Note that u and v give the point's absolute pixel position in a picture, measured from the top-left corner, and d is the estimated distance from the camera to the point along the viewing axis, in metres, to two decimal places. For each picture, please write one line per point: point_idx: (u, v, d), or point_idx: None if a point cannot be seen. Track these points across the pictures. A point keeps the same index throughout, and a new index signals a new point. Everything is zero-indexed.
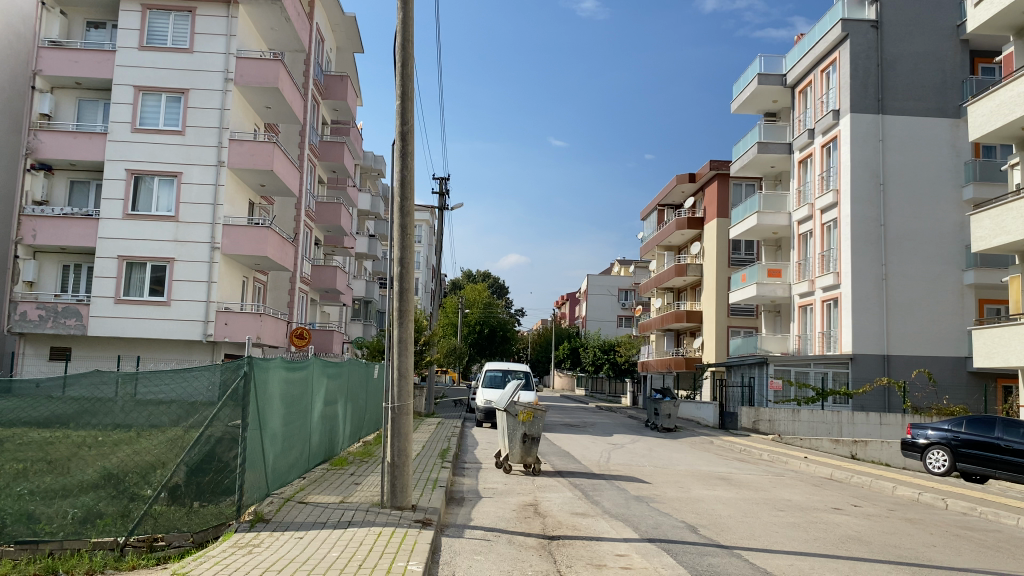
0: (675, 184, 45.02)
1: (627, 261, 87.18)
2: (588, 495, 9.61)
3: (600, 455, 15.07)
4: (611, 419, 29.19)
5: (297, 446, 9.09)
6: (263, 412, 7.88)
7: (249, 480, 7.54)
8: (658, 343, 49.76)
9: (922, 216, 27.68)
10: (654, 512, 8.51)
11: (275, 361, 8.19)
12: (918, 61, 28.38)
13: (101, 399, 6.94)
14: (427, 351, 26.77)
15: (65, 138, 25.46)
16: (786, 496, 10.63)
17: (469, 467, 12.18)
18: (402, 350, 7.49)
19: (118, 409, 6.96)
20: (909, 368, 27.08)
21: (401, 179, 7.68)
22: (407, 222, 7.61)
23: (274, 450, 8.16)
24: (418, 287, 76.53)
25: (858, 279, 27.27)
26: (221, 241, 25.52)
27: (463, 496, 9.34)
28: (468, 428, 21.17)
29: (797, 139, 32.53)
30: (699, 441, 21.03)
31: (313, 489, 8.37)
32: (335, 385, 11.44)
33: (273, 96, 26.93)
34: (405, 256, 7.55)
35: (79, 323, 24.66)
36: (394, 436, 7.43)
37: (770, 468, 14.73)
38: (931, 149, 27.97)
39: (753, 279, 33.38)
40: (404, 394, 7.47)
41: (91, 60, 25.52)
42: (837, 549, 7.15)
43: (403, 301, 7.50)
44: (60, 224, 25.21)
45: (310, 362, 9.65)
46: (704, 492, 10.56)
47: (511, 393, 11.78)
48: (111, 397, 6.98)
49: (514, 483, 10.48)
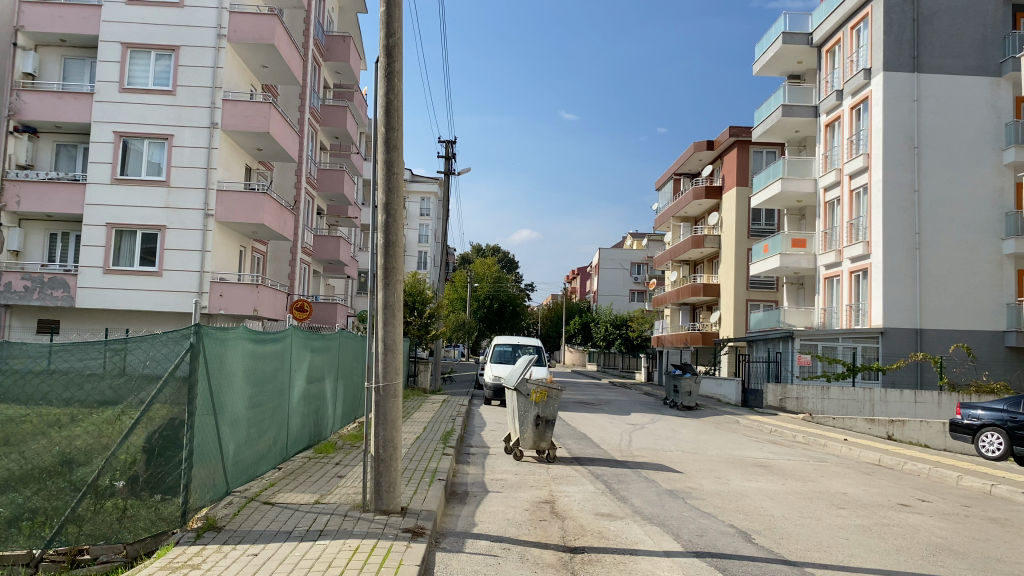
0: (692, 152, 43.29)
1: (639, 236, 85.48)
2: (613, 489, 8.19)
3: (621, 437, 13.62)
4: (628, 396, 27.85)
5: (270, 430, 7.68)
6: (225, 394, 6.40)
7: (198, 476, 5.95)
8: (674, 317, 48.31)
9: (960, 181, 26.00)
10: (695, 513, 7.11)
11: (242, 330, 6.72)
12: (956, 15, 26.58)
13: (86, 372, 5.70)
14: (433, 324, 25.36)
15: (50, 98, 24.01)
16: (842, 489, 9.20)
17: (475, 453, 10.75)
18: (388, 319, 6.06)
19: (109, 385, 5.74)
20: (945, 343, 25.53)
21: (386, 105, 6.19)
22: (394, 157, 6.15)
23: (237, 439, 6.69)
24: (426, 261, 75.17)
25: (889, 248, 25.69)
26: (215, 208, 24.07)
27: (466, 491, 7.93)
28: (476, 407, 19.81)
29: (824, 101, 30.75)
30: (723, 420, 19.61)
31: (286, 486, 6.96)
32: (322, 359, 10.05)
33: (270, 54, 25.33)
34: (392, 203, 6.09)
35: (66, 295, 23.39)
36: (379, 424, 6.00)
37: (808, 452, 13.33)
38: (968, 110, 26.27)
39: (776, 250, 31.80)
40: (393, 373, 6.06)
41: (76, 15, 24.02)
42: (930, 565, 5.75)
43: (389, 259, 6.05)
44: (45, 189, 23.82)
45: (287, 333, 8.23)
46: (747, 484, 9.12)
47: (523, 369, 10.39)
48: (98, 371, 5.74)
49: (526, 473, 9.10)
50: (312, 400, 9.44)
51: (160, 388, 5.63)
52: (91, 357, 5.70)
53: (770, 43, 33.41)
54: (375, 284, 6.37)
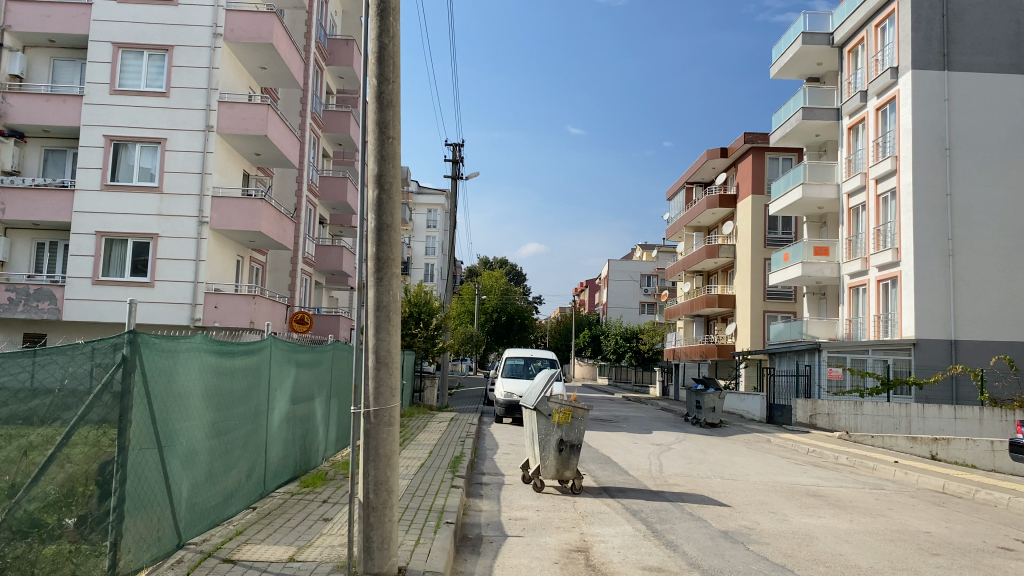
0: (706, 160, 41.94)
1: (649, 247, 84.07)
2: (657, 532, 6.84)
3: (649, 461, 12.22)
4: (646, 412, 26.51)
5: (240, 460, 6.33)
6: (176, 419, 5.09)
7: (133, 529, 4.52)
8: (687, 329, 46.89)
9: (994, 184, 24.67)
10: (765, 566, 5.76)
11: (200, 339, 5.42)
12: (988, 10, 25.31)
13: (33, 389, 4.01)
14: (440, 337, 24.00)
15: (37, 101, 22.83)
16: (921, 528, 7.83)
17: (488, 483, 9.39)
18: (381, 323, 4.70)
19: (62, 407, 4.15)
20: (985, 356, 24.03)
21: (378, 53, 4.86)
22: (388, 118, 4.84)
23: (192, 478, 5.34)
24: (432, 273, 74.11)
25: (920, 255, 24.25)
26: (210, 215, 22.82)
27: (479, 535, 6.58)
28: (486, 426, 18.47)
29: (846, 103, 29.45)
30: (753, 439, 18.21)
31: (256, 534, 5.64)
32: (310, 376, 8.71)
33: (269, 54, 24.15)
34: (387, 172, 4.80)
35: (53, 307, 22.11)
36: (368, 459, 4.65)
37: (860, 477, 11.94)
38: (1002, 111, 24.98)
39: (797, 259, 30.45)
40: (391, 396, 4.74)
41: (65, 15, 22.91)
42: None
43: (382, 247, 4.75)
44: (32, 197, 22.63)
45: (265, 345, 6.93)
46: (809, 522, 7.75)
47: (543, 387, 9.07)
48: (52, 388, 4.10)
49: (550, 509, 7.74)
50: (297, 425, 8.07)
51: (91, 410, 4.26)
52: (48, 373, 4.07)
53: (789, 44, 32.19)
54: (360, 281, 5.10)
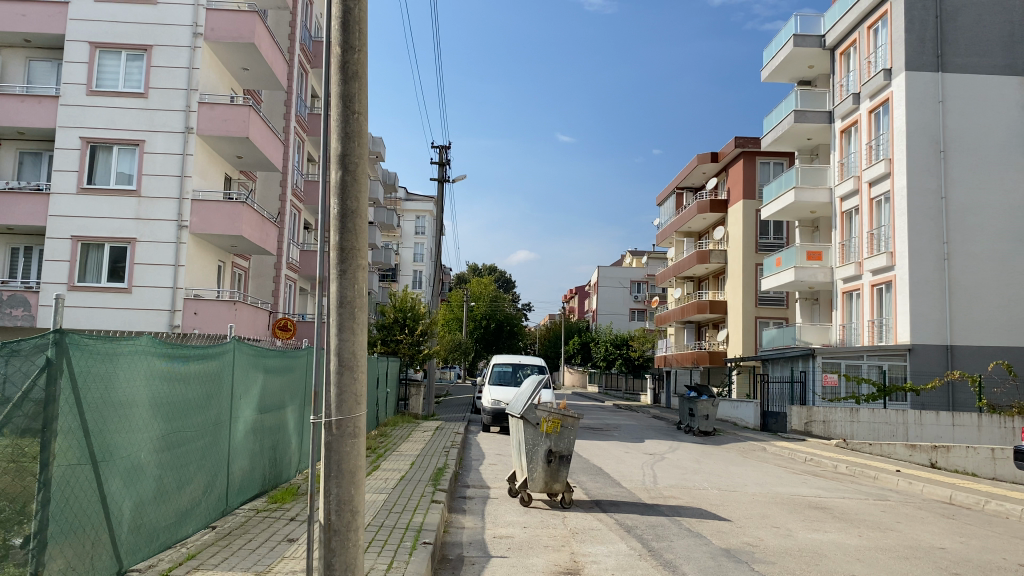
0: (696, 165, 41.54)
1: (638, 254, 83.70)
2: (654, 551, 6.29)
3: (642, 471, 11.67)
4: (637, 420, 26.01)
5: (197, 474, 5.75)
6: (115, 431, 4.52)
7: (62, 557, 3.94)
8: (678, 336, 46.42)
9: (990, 187, 24.31)
10: None
11: (145, 341, 4.84)
12: (982, 11, 24.95)
13: None
14: (426, 343, 23.39)
15: (11, 102, 22.18)
16: (935, 544, 7.31)
17: (472, 497, 8.82)
18: (344, 322, 4.12)
19: None
20: (982, 361, 23.65)
21: (342, 16, 4.29)
22: (352, 91, 4.25)
23: (136, 496, 4.75)
24: (421, 280, 73.49)
25: (915, 258, 23.84)
26: (190, 219, 22.21)
27: (460, 556, 6.03)
28: (472, 435, 17.89)
29: (838, 106, 29.07)
30: (748, 448, 17.69)
31: (211, 559, 5.05)
32: (280, 383, 8.13)
33: (250, 55, 23.60)
34: (352, 152, 4.21)
35: (26, 314, 21.37)
36: (331, 476, 4.07)
37: (861, 487, 11.43)
38: (997, 112, 24.66)
39: (790, 263, 30.03)
40: (356, 406, 4.16)
41: (40, 13, 22.29)
42: None
43: (345, 237, 4.16)
44: (5, 200, 21.96)
45: (227, 350, 6.35)
46: (815, 538, 7.21)
47: (530, 393, 8.54)
48: None
49: (538, 526, 7.17)
50: (265, 437, 7.50)
51: (11, 419, 3.69)
52: None
53: (780, 47, 31.86)
54: (320, 276, 4.52)
